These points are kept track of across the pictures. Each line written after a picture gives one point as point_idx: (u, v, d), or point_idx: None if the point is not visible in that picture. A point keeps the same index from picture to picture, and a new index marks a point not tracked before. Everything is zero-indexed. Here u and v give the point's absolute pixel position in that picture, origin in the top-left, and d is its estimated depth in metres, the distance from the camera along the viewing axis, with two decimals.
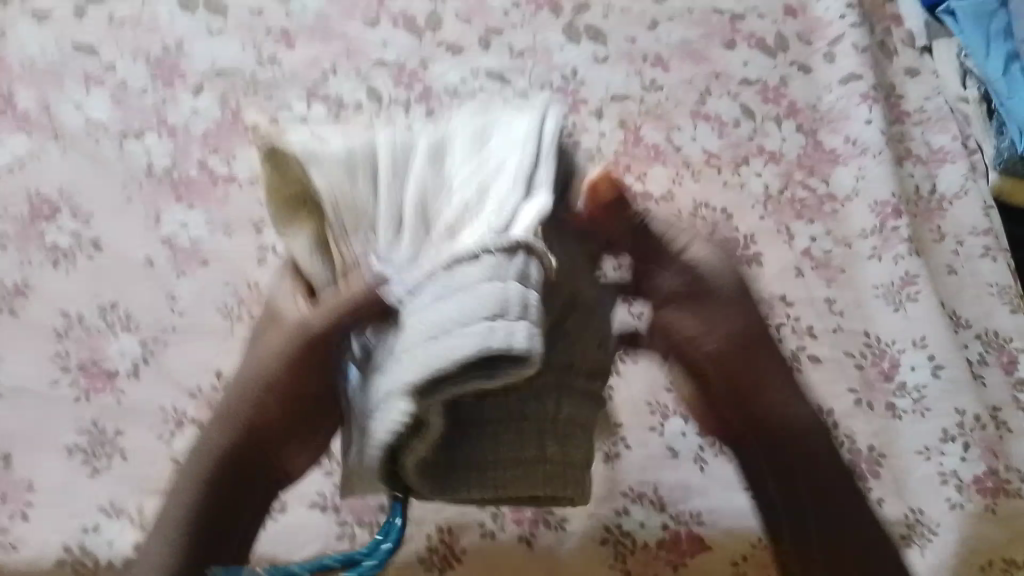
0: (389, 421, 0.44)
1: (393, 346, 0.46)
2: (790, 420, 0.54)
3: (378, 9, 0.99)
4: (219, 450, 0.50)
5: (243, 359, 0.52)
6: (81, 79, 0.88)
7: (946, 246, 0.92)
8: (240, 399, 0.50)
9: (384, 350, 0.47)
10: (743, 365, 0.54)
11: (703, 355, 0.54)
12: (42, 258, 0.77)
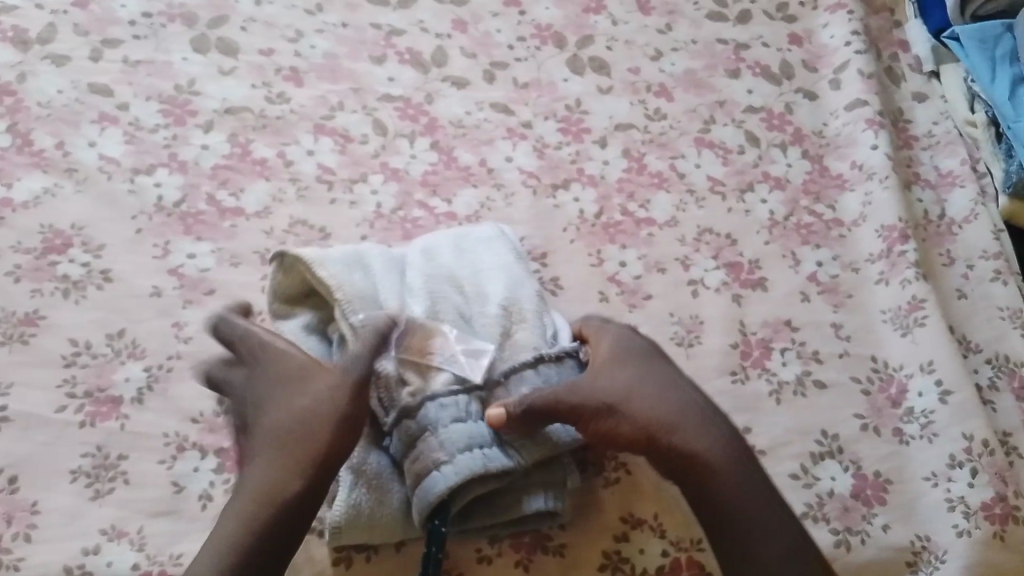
0: (463, 465, 0.64)
1: (452, 414, 0.67)
2: (725, 472, 0.66)
3: (385, 45, 1.01)
4: (306, 464, 0.64)
5: (300, 394, 0.68)
6: (96, 117, 0.91)
7: (956, 269, 0.91)
8: (321, 420, 0.65)
9: (438, 409, 0.67)
10: (664, 418, 0.67)
11: (615, 416, 0.67)
12: (51, 288, 0.79)
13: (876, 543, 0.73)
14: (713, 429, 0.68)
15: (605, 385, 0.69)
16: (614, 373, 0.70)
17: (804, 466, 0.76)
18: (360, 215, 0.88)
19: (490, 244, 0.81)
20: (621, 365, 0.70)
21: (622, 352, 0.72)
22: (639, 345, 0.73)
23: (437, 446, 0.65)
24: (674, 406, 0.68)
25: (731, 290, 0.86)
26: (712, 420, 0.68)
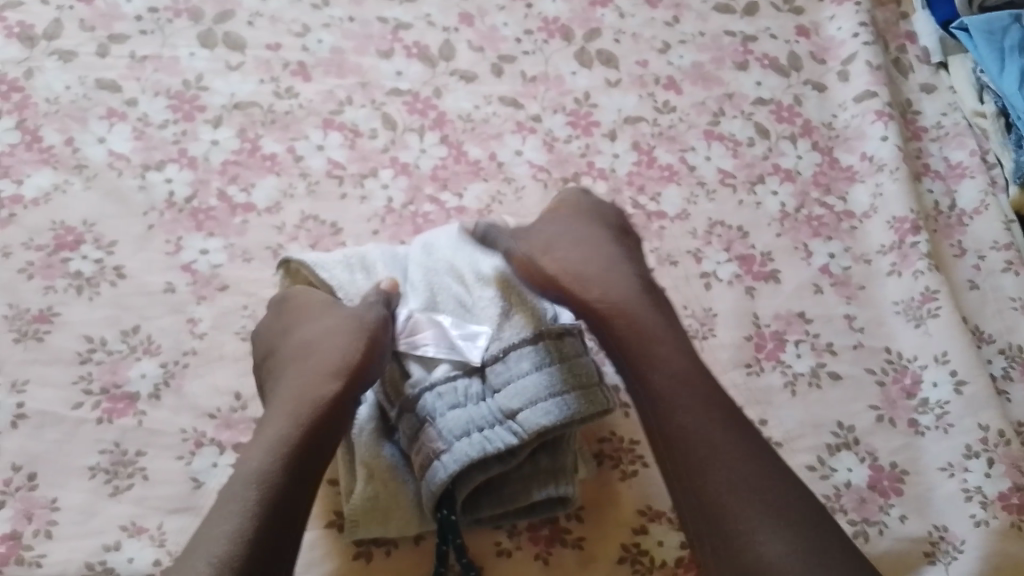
0: (454, 455, 0.64)
1: (447, 402, 0.67)
2: (629, 322, 0.69)
3: (392, 39, 1.01)
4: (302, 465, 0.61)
5: (286, 393, 0.65)
6: (104, 113, 0.90)
7: (966, 260, 0.92)
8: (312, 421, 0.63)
9: (434, 401, 0.67)
10: (647, 334, 0.68)
11: (565, 286, 0.73)
12: (63, 285, 0.79)
13: (892, 535, 0.73)
14: (619, 279, 0.73)
15: (552, 245, 0.76)
16: (562, 241, 0.77)
17: (820, 457, 0.77)
18: (370, 210, 0.88)
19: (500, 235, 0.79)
20: (575, 227, 0.78)
21: (592, 275, 0.73)
22: (607, 266, 0.74)
23: (435, 436, 0.65)
24: (605, 260, 0.74)
25: (743, 283, 0.87)
26: (625, 276, 0.73)
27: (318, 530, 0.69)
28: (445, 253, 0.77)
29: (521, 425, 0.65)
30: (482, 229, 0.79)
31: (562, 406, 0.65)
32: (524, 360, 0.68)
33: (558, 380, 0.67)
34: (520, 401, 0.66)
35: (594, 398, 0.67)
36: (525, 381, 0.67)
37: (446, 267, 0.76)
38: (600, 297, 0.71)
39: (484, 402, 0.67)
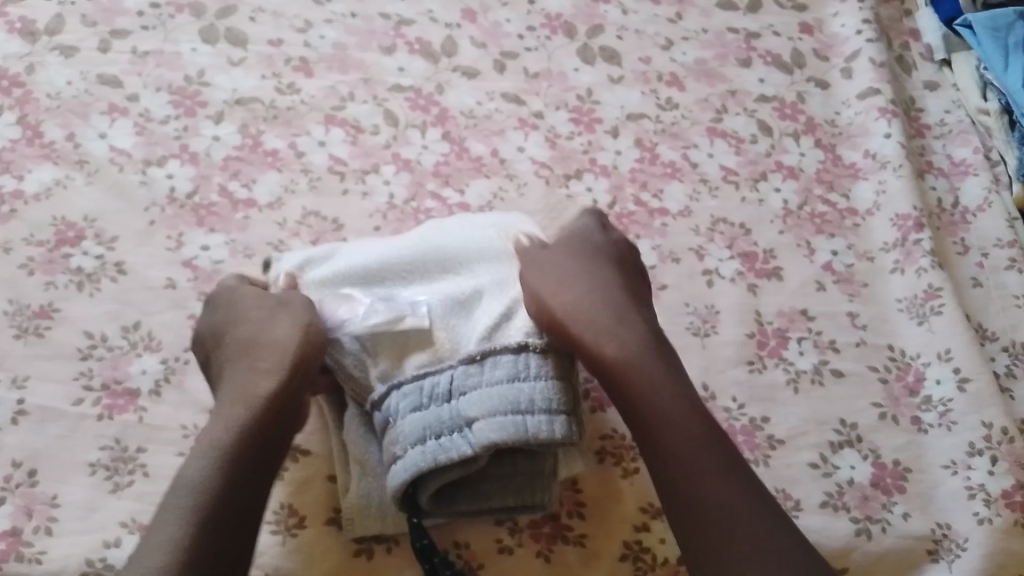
0: (407, 465, 0.63)
1: (410, 403, 0.65)
2: (620, 354, 0.68)
3: (394, 35, 1.00)
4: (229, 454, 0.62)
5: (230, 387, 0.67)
6: (106, 108, 0.90)
7: (970, 258, 0.91)
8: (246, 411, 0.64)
9: (393, 403, 0.66)
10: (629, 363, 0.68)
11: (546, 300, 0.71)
12: (64, 280, 0.79)
13: (895, 532, 0.73)
14: (611, 309, 0.71)
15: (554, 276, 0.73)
16: (567, 272, 0.74)
17: (823, 455, 0.76)
18: (373, 206, 0.88)
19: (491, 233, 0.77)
20: (579, 268, 0.75)
21: (580, 300, 0.71)
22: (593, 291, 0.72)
23: (397, 438, 0.64)
24: (610, 305, 0.72)
25: (746, 280, 0.86)
26: (632, 323, 0.71)
27: (317, 526, 0.69)
28: (443, 252, 0.75)
29: (476, 436, 0.63)
30: (470, 228, 0.78)
31: (521, 424, 0.63)
32: (500, 365, 0.66)
33: (530, 399, 0.64)
34: (482, 410, 0.64)
35: (556, 423, 0.64)
36: (492, 390, 0.65)
37: (443, 272, 0.74)
38: (614, 350, 0.68)
39: (448, 406, 0.65)
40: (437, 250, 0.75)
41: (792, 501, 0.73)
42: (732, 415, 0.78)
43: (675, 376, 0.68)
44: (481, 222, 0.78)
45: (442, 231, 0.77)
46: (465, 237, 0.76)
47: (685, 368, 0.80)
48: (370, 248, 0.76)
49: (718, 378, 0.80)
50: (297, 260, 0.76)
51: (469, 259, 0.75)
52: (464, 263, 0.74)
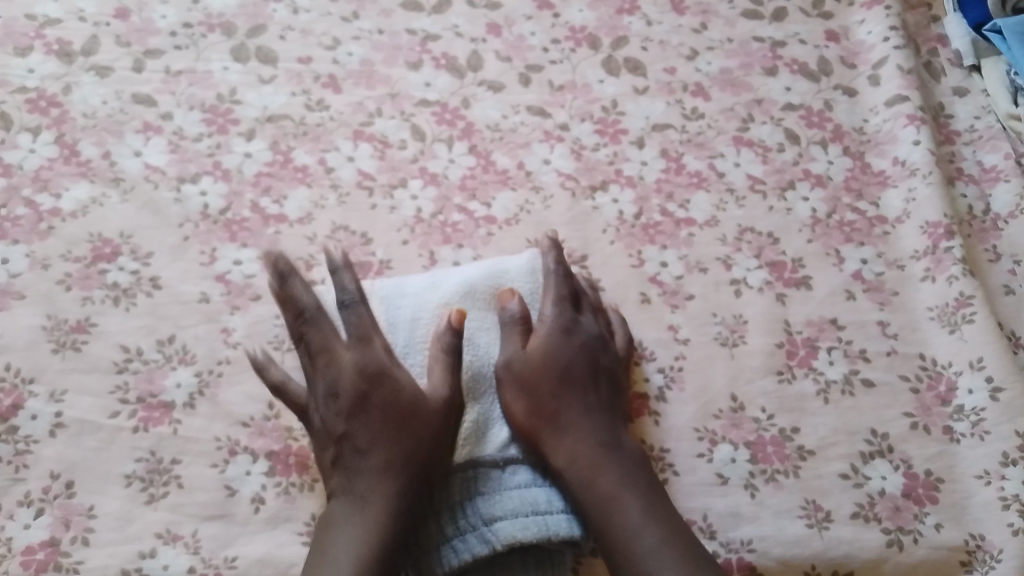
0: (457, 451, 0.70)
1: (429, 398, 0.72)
2: (567, 411, 0.70)
3: (420, 50, 1.02)
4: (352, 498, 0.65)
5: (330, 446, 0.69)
6: (140, 127, 0.92)
7: (1002, 265, 0.90)
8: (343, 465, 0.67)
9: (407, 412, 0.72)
10: (585, 436, 0.69)
11: (540, 357, 0.71)
12: (99, 295, 0.80)
13: (928, 543, 0.72)
14: (578, 380, 0.71)
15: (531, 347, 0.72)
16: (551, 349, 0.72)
17: (854, 465, 0.76)
18: (400, 220, 0.89)
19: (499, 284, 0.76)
20: (558, 338, 0.73)
21: (558, 359, 0.71)
22: (568, 353, 0.72)
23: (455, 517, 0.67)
24: (596, 449, 0.68)
25: (774, 289, 0.86)
26: (588, 408, 0.70)
27: None
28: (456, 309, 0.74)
29: (500, 534, 0.65)
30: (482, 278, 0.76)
31: (543, 523, 0.66)
32: (521, 471, 0.70)
33: (546, 502, 0.68)
34: (503, 509, 0.67)
35: (573, 523, 0.67)
36: (514, 495, 0.68)
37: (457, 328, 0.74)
38: (623, 524, 0.64)
39: (466, 504, 0.67)
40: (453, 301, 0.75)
41: (822, 512, 0.73)
42: (761, 425, 0.77)
43: (664, 511, 0.66)
44: (508, 284, 0.77)
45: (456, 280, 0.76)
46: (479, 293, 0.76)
47: (712, 378, 0.80)
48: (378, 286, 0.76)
49: (746, 388, 0.79)
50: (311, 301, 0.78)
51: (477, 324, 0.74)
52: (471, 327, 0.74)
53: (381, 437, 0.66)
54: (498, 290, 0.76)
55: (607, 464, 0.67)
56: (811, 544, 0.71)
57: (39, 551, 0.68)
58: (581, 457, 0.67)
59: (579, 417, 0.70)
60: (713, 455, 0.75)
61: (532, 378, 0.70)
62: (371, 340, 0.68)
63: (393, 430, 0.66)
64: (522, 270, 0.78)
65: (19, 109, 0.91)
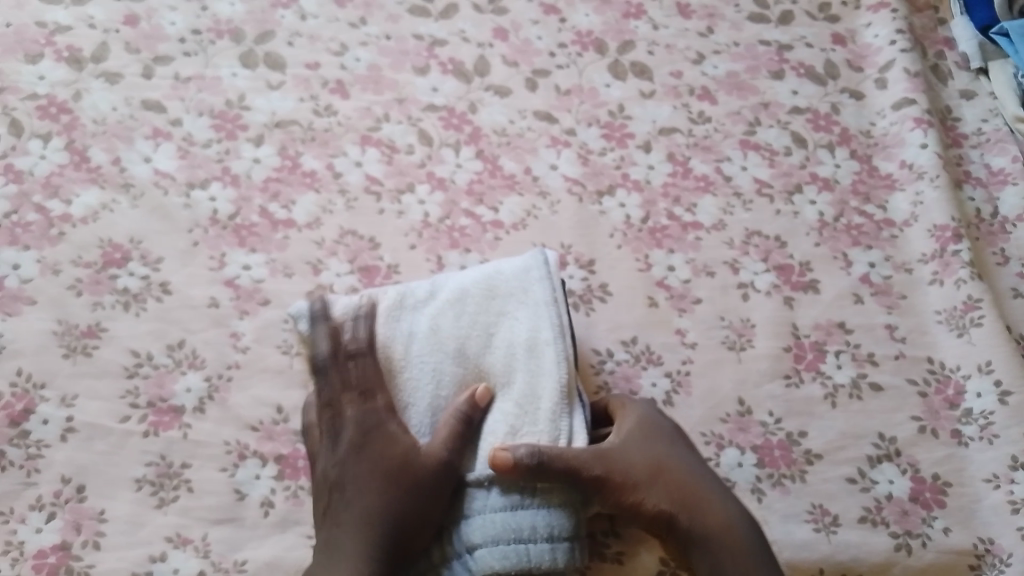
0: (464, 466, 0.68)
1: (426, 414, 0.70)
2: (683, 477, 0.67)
3: (428, 55, 1.04)
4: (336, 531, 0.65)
5: (318, 480, 0.69)
6: (149, 133, 0.93)
7: (1010, 268, 0.90)
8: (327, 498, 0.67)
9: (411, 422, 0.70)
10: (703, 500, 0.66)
11: (644, 430, 0.70)
12: (109, 300, 0.81)
13: (936, 547, 0.72)
14: (685, 450, 0.70)
15: (639, 419, 0.71)
16: (650, 424, 0.71)
17: (861, 469, 0.75)
18: (407, 224, 0.89)
19: (499, 292, 0.74)
20: (655, 417, 0.72)
21: (660, 431, 0.70)
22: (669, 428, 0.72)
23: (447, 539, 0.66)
24: (725, 518, 0.66)
25: (782, 292, 0.85)
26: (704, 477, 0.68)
27: None
28: (455, 321, 0.73)
29: (478, 563, 0.65)
30: (480, 287, 0.74)
31: (523, 553, 0.64)
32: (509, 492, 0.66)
33: (531, 527, 0.65)
34: (483, 536, 0.65)
35: (558, 549, 0.65)
36: (496, 518, 0.65)
37: (455, 340, 0.72)
38: None
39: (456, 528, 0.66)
40: (451, 313, 0.73)
41: (830, 516, 0.73)
42: (768, 429, 0.77)
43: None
44: (502, 286, 0.74)
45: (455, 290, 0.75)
46: (476, 304, 0.73)
47: (719, 381, 0.79)
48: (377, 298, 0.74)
49: (753, 392, 0.78)
50: (309, 308, 0.73)
51: (474, 334, 0.72)
52: (470, 338, 0.72)
53: (368, 495, 0.65)
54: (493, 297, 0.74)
55: (739, 536, 0.65)
56: (818, 548, 0.71)
57: (50, 555, 0.68)
58: (711, 526, 0.65)
59: (706, 485, 0.67)
60: (720, 459, 0.75)
61: (642, 445, 0.69)
62: (371, 400, 0.68)
63: (383, 489, 0.65)
64: (517, 270, 0.75)
65: (29, 116, 0.92)
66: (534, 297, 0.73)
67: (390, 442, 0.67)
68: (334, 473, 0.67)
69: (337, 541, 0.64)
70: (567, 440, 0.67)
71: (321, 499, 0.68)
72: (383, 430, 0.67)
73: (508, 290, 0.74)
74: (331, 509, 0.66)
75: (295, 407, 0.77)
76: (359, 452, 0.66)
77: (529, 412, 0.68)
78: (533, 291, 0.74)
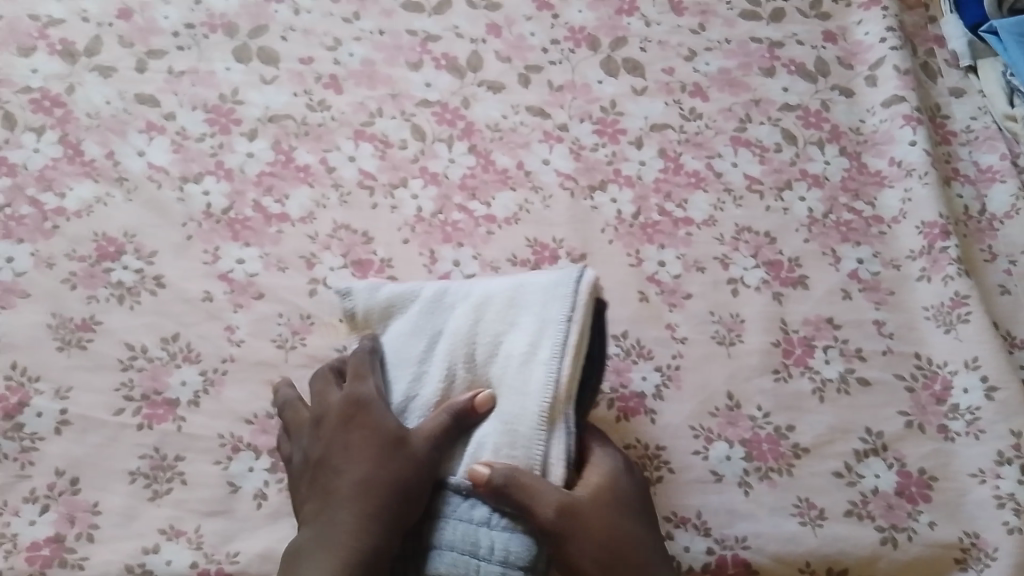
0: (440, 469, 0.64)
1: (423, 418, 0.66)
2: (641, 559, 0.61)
3: (421, 51, 1.04)
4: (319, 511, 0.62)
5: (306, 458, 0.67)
6: (143, 127, 0.93)
7: (997, 265, 0.91)
8: (315, 476, 0.65)
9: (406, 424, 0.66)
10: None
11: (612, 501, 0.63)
12: (104, 294, 0.81)
13: (922, 540, 0.72)
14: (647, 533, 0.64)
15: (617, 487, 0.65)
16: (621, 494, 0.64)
17: (848, 464, 0.76)
18: (401, 219, 0.89)
19: (522, 307, 0.68)
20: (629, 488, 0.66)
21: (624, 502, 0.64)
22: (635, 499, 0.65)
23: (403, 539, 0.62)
24: None
25: (771, 288, 0.86)
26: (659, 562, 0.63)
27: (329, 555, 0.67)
28: (471, 328, 0.68)
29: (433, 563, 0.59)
30: (511, 297, 0.69)
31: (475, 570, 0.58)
32: (480, 506, 0.61)
33: (495, 546, 0.59)
34: (447, 538, 0.60)
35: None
36: (464, 526, 0.60)
37: (464, 347, 0.67)
38: None
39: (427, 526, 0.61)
40: (472, 318, 0.68)
41: (817, 510, 0.73)
42: (757, 423, 0.78)
43: None
44: (526, 297, 0.68)
45: (491, 294, 0.69)
46: (497, 314, 0.68)
47: (709, 375, 0.80)
48: (421, 291, 0.72)
49: (743, 387, 0.79)
50: (361, 291, 0.73)
51: (487, 344, 0.67)
52: (483, 347, 0.67)
53: (359, 468, 0.62)
54: (513, 311, 0.68)
55: None
56: (806, 542, 0.72)
57: (43, 547, 0.69)
58: None
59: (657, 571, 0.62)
60: (709, 453, 0.76)
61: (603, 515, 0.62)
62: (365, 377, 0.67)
63: (375, 460, 0.62)
64: (546, 283, 0.68)
65: (23, 109, 0.92)
66: (551, 314, 0.66)
67: (382, 416, 0.65)
68: (324, 452, 0.65)
69: (321, 521, 0.61)
70: (539, 468, 0.61)
71: (309, 480, 0.65)
72: (371, 406, 0.65)
73: (533, 305, 0.67)
74: (316, 486, 0.64)
75: None
76: (348, 424, 0.65)
77: (512, 436, 0.62)
78: (556, 307, 0.66)
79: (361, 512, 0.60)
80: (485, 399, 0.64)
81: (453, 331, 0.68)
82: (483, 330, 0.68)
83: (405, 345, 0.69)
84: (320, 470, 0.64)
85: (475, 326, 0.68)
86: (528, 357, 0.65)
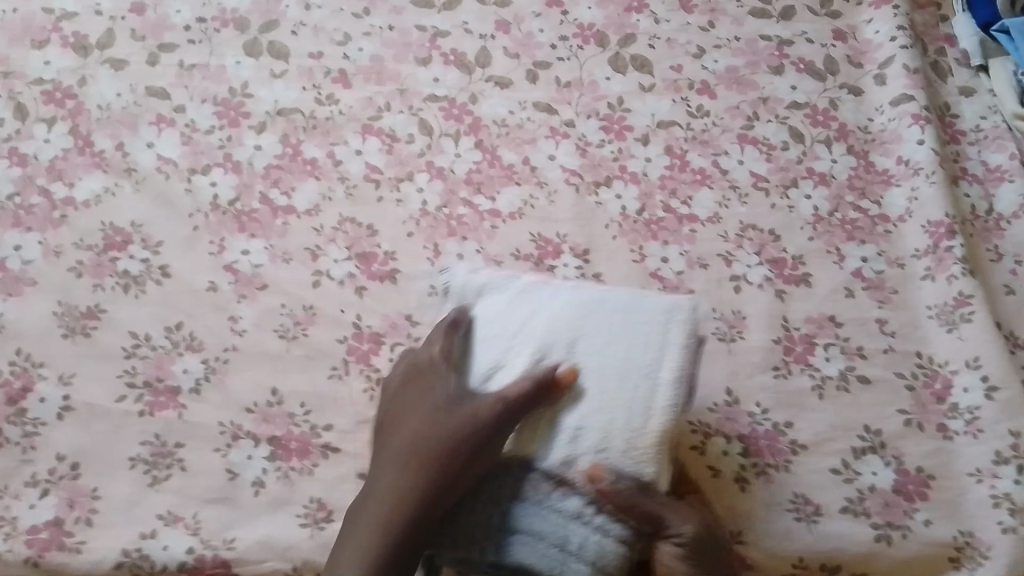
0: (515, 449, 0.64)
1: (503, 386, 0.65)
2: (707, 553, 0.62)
3: (430, 46, 1.05)
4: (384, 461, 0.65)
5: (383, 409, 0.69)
6: (153, 119, 0.94)
7: (1005, 264, 0.90)
8: (387, 426, 0.67)
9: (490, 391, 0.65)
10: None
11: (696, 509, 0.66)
12: (111, 284, 0.82)
13: (919, 539, 0.72)
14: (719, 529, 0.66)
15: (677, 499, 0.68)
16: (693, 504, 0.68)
17: (846, 461, 0.76)
18: (406, 212, 0.89)
19: (636, 312, 0.68)
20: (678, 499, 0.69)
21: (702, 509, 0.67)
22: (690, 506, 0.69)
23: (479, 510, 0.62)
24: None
25: (774, 286, 0.86)
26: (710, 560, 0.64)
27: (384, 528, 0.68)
28: (571, 319, 0.68)
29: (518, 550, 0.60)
30: (604, 302, 0.69)
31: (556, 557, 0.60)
32: (573, 498, 0.62)
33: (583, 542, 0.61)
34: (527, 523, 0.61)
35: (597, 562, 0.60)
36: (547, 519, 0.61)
37: (564, 339, 0.66)
38: None
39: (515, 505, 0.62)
40: (575, 313, 0.68)
41: (814, 507, 0.73)
42: (755, 419, 0.77)
43: None
44: (643, 313, 0.68)
45: (595, 294, 0.69)
46: (608, 314, 0.68)
47: (709, 372, 0.79)
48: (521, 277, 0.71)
49: (743, 383, 0.79)
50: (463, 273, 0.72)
51: (590, 340, 0.66)
52: (584, 342, 0.66)
53: (418, 426, 0.64)
54: (629, 320, 0.67)
55: None
56: (801, 538, 0.72)
57: (44, 531, 0.70)
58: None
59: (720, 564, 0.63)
60: (707, 448, 0.76)
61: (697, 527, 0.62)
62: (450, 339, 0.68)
63: (436, 421, 0.64)
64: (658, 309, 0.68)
65: (36, 101, 0.94)
66: (670, 336, 0.66)
67: (451, 378, 0.66)
68: (397, 404, 0.67)
69: (384, 473, 0.63)
70: (646, 481, 0.62)
71: (384, 430, 0.67)
72: (445, 372, 0.66)
73: (653, 320, 0.67)
74: (385, 440, 0.66)
75: (290, 391, 0.77)
76: (414, 385, 0.67)
77: (614, 442, 0.63)
78: (669, 320, 0.67)
79: (416, 469, 0.62)
80: (568, 374, 0.64)
81: (554, 319, 0.68)
82: (588, 325, 0.67)
83: (503, 322, 0.68)
84: (390, 424, 0.66)
85: (580, 320, 0.68)
86: (637, 365, 0.65)
